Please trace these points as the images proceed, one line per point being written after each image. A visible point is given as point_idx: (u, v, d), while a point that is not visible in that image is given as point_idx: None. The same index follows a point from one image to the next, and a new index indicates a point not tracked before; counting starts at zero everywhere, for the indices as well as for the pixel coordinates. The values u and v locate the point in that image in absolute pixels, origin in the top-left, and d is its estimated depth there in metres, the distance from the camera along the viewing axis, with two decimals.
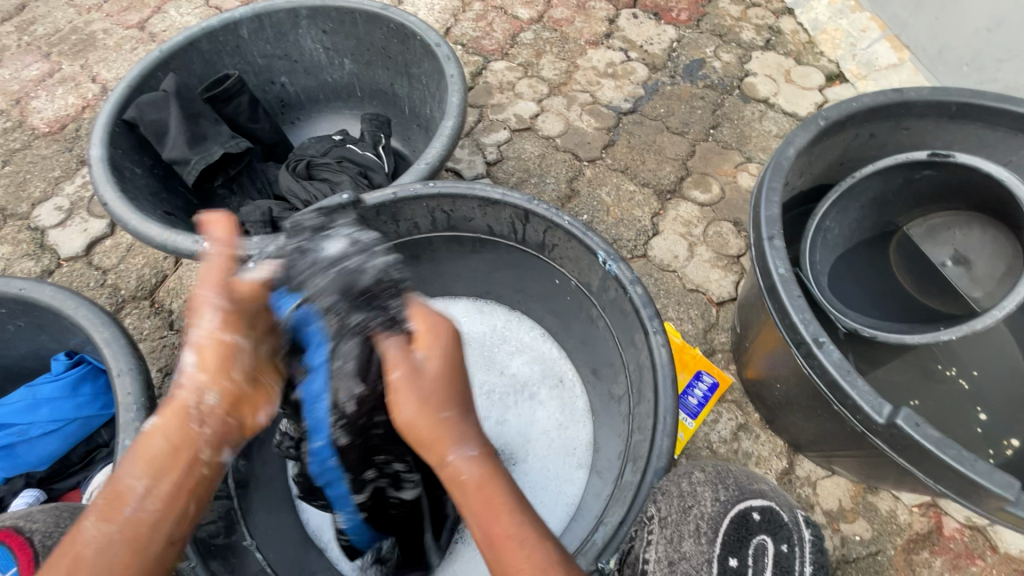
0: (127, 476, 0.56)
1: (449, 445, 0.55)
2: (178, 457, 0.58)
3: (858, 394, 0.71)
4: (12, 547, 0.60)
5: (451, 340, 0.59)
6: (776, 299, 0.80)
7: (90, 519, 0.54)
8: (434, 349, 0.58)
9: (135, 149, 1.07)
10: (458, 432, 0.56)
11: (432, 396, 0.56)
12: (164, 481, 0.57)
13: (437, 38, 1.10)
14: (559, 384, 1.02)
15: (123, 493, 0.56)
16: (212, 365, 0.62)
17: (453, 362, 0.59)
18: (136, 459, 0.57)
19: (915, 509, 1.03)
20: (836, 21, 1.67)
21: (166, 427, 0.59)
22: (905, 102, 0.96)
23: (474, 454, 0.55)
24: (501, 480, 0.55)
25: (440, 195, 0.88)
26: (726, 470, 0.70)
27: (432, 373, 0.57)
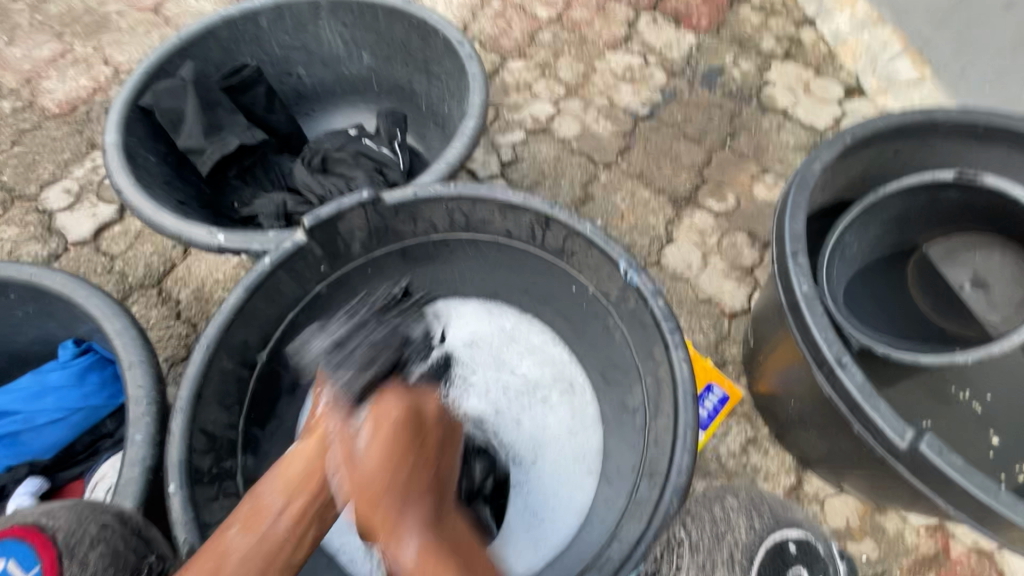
0: (269, 492, 0.60)
1: (393, 537, 0.56)
2: (314, 481, 0.60)
3: (881, 418, 0.70)
4: (34, 545, 0.59)
5: (394, 424, 0.64)
6: (799, 316, 0.79)
7: (233, 527, 0.58)
8: (374, 443, 0.62)
9: (149, 136, 1.05)
10: (401, 523, 0.57)
11: (370, 486, 0.59)
12: (298, 502, 0.59)
13: (459, 36, 1.08)
14: (569, 388, 1.00)
15: (265, 508, 0.59)
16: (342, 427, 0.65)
17: (389, 449, 0.61)
18: (280, 477, 0.61)
19: (923, 531, 1.02)
20: (858, 34, 1.65)
21: (309, 450, 0.62)
22: (932, 121, 0.95)
23: (414, 546, 0.56)
24: (446, 559, 0.55)
25: (460, 196, 0.86)
26: None
27: (363, 469, 0.60)
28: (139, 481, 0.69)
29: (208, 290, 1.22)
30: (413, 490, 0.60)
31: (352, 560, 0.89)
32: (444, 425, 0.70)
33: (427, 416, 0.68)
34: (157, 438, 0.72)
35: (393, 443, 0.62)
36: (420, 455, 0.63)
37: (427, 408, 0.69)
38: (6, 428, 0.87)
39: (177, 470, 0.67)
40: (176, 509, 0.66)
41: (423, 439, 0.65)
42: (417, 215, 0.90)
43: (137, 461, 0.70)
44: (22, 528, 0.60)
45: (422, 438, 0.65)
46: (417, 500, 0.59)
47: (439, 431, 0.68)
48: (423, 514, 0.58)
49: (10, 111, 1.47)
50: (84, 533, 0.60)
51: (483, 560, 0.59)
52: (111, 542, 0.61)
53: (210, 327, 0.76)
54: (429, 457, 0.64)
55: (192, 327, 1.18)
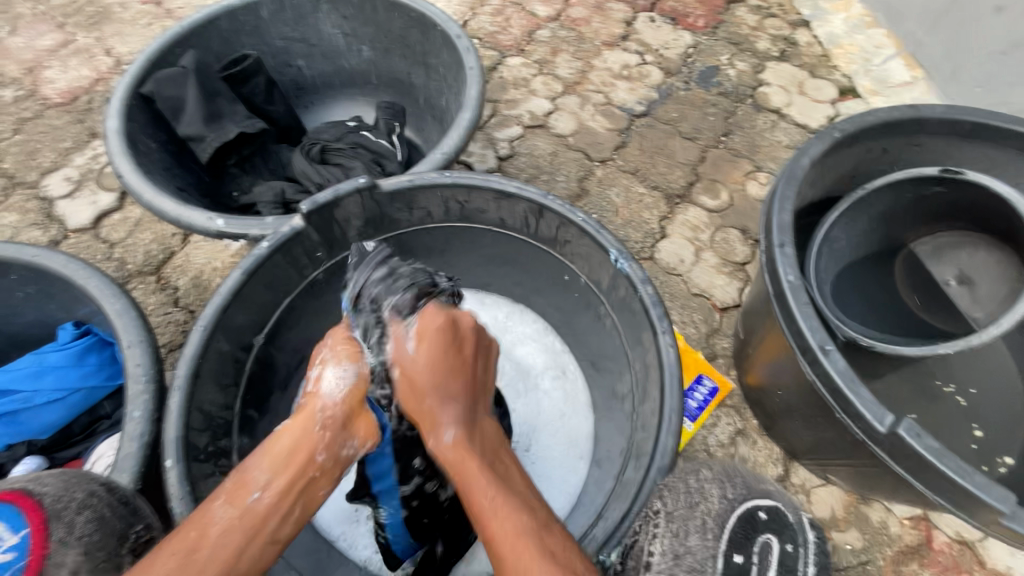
0: (253, 468, 0.62)
1: (434, 427, 0.67)
2: (297, 458, 0.63)
3: (861, 402, 0.72)
4: (22, 508, 0.61)
5: (438, 338, 0.71)
6: (784, 306, 0.81)
7: (217, 501, 0.59)
8: (421, 348, 0.71)
9: (150, 124, 1.07)
10: (441, 420, 0.67)
11: (419, 386, 0.69)
12: (282, 477, 0.62)
13: (458, 29, 1.10)
14: (560, 376, 1.02)
15: (249, 482, 0.61)
16: (305, 415, 0.67)
17: (437, 357, 0.70)
18: (266, 453, 0.64)
19: (907, 522, 1.04)
20: (852, 36, 1.67)
21: (294, 428, 0.66)
22: (919, 118, 0.97)
23: (450, 438, 0.66)
24: (478, 458, 0.64)
25: (456, 184, 0.88)
26: (733, 469, 0.69)
27: (408, 374, 0.71)
28: (136, 456, 0.70)
29: (206, 278, 1.24)
30: (456, 389, 0.69)
31: (351, 546, 0.89)
32: (482, 341, 0.76)
33: (467, 328, 0.74)
34: (156, 415, 0.73)
35: (434, 349, 0.71)
36: (456, 360, 0.71)
37: (465, 318, 0.75)
38: (4, 406, 0.88)
39: (173, 446, 0.69)
40: (173, 483, 0.68)
41: (461, 348, 0.73)
42: (412, 204, 0.91)
43: (135, 436, 0.71)
44: (9, 493, 0.62)
45: (460, 347, 0.72)
46: (452, 402, 0.69)
47: (476, 340, 0.75)
48: (463, 412, 0.68)
49: (12, 100, 1.48)
50: (71, 499, 0.62)
51: (512, 462, 0.67)
52: (97, 509, 0.63)
53: (209, 309, 0.77)
54: (467, 362, 0.72)
55: (190, 314, 1.20)
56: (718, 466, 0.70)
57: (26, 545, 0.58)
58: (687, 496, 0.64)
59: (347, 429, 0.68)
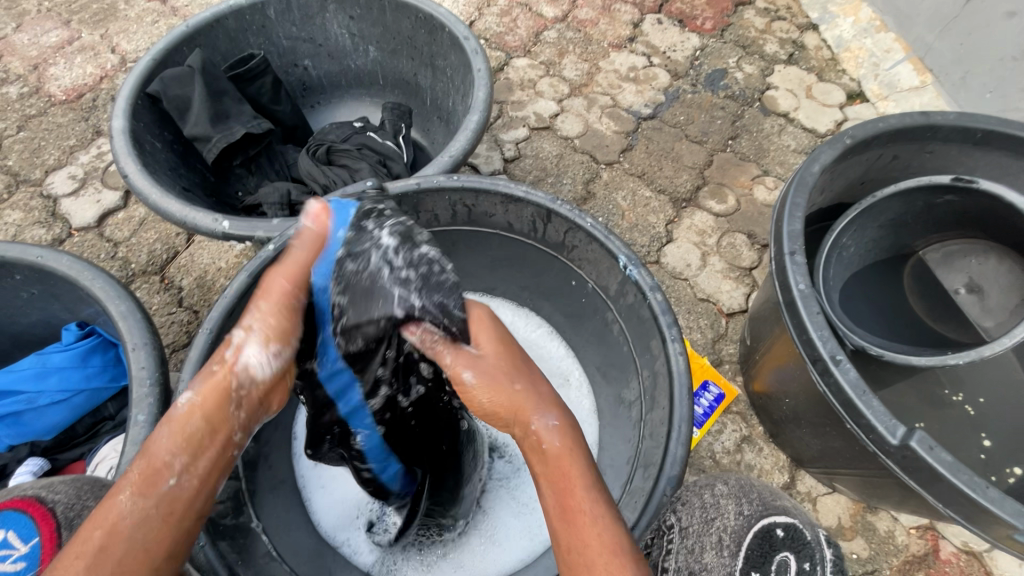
0: (163, 451, 0.54)
1: (532, 412, 0.57)
2: (214, 439, 0.56)
3: (872, 413, 0.71)
4: (34, 517, 0.59)
5: (489, 323, 0.62)
6: (795, 314, 0.80)
7: (124, 492, 0.52)
8: (488, 335, 0.61)
9: (155, 123, 1.06)
10: (538, 406, 0.58)
11: (500, 373, 0.59)
12: (202, 458, 0.55)
13: (466, 31, 1.09)
14: (564, 382, 1.01)
15: (161, 468, 0.53)
16: (220, 393, 0.56)
17: (502, 339, 0.62)
18: (173, 434, 0.54)
19: (913, 531, 1.03)
20: (861, 40, 1.66)
21: (204, 406, 0.56)
22: (931, 125, 0.96)
23: (554, 424, 0.58)
24: (579, 451, 0.58)
25: (463, 187, 0.87)
26: (750, 483, 0.72)
27: (486, 367, 0.59)
28: None
29: (211, 278, 1.23)
30: (536, 372, 0.61)
31: (356, 551, 0.88)
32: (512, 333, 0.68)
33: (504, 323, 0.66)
34: (160, 419, 0.73)
35: (493, 332, 0.62)
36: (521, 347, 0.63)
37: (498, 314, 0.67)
38: (9, 407, 0.87)
39: None
40: None
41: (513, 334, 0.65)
42: (419, 207, 0.90)
43: (139, 440, 0.70)
44: (20, 500, 0.60)
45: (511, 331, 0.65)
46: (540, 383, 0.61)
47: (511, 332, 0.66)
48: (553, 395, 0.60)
49: (17, 97, 1.48)
50: (84, 506, 0.62)
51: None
52: None
53: (214, 311, 0.77)
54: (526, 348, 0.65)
55: (194, 314, 1.19)
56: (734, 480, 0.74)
57: (37, 554, 0.57)
58: (702, 512, 0.70)
59: (266, 402, 0.60)
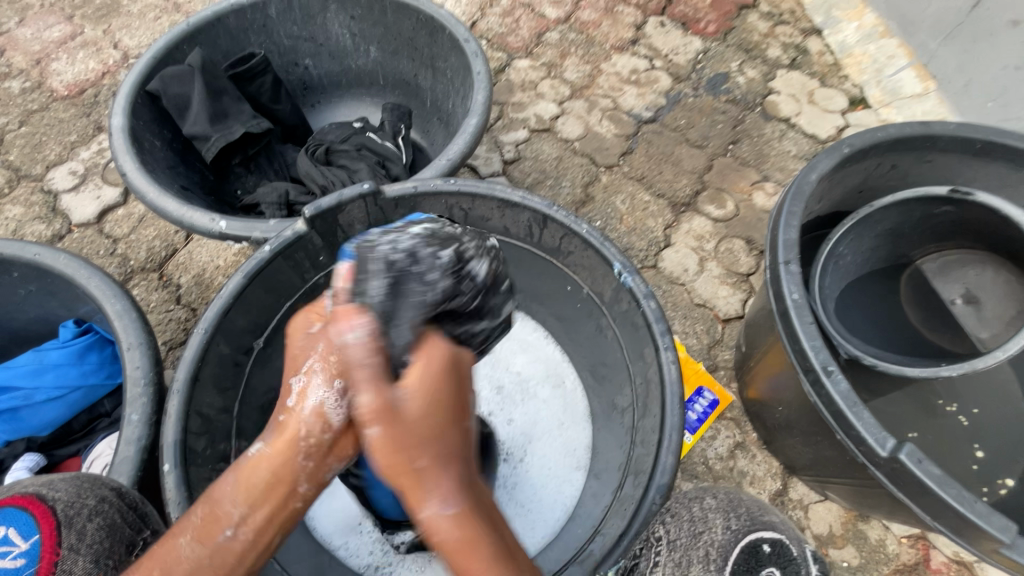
0: (225, 500, 0.53)
1: (426, 498, 0.49)
2: (274, 495, 0.52)
3: (863, 426, 0.71)
4: (35, 515, 0.59)
5: (433, 369, 0.53)
6: (788, 324, 0.80)
7: (186, 535, 0.53)
8: (420, 386, 0.52)
9: (155, 121, 1.06)
10: (431, 489, 0.49)
11: (406, 443, 0.50)
12: (258, 513, 0.52)
13: (466, 34, 1.09)
14: (559, 385, 1.02)
15: (220, 518, 0.52)
16: (282, 446, 0.53)
17: (432, 394, 0.52)
18: (238, 483, 0.53)
19: (904, 541, 1.04)
20: (864, 45, 1.66)
21: (272, 459, 0.53)
22: (930, 135, 0.95)
23: (450, 514, 0.49)
24: (480, 541, 0.50)
25: (460, 192, 0.87)
26: (737, 498, 0.72)
27: (389, 431, 0.50)
28: (133, 460, 0.70)
29: (209, 276, 1.24)
30: (453, 446, 0.52)
31: (351, 554, 0.89)
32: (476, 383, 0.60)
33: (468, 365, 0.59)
34: (154, 419, 0.73)
35: (430, 386, 0.53)
36: (463, 409, 0.54)
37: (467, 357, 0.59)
38: (5, 403, 0.88)
39: (171, 450, 0.68)
40: (170, 487, 0.67)
41: (464, 388, 0.56)
42: (416, 210, 0.90)
43: (133, 439, 0.71)
44: (22, 497, 0.60)
45: (464, 387, 0.56)
46: (454, 461, 0.51)
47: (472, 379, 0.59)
48: (462, 478, 0.51)
49: (19, 91, 1.48)
50: (83, 505, 0.61)
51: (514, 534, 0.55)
52: (108, 516, 0.62)
53: (209, 312, 0.77)
54: (471, 407, 0.56)
55: (192, 312, 1.20)
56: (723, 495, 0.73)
57: (37, 552, 0.57)
58: (690, 526, 0.70)
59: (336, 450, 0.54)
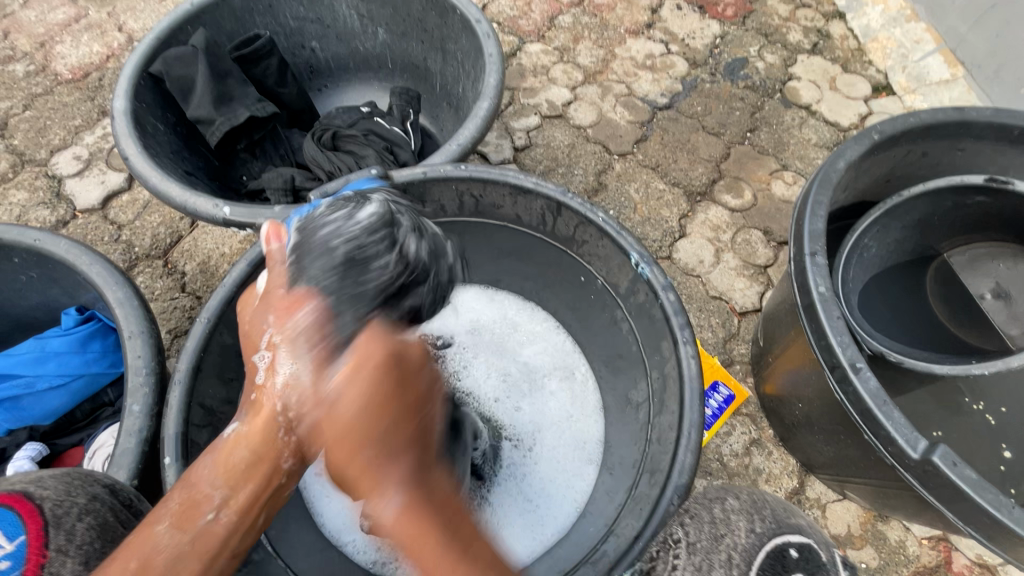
0: (203, 483, 0.50)
1: (370, 496, 0.45)
2: (257, 472, 0.50)
3: (893, 425, 0.68)
4: (20, 513, 0.54)
5: (370, 357, 0.48)
6: (813, 318, 0.76)
7: (163, 522, 0.49)
8: (351, 381, 0.47)
9: (158, 105, 1.03)
10: (375, 482, 0.44)
11: (344, 436, 0.46)
12: (241, 493, 0.49)
13: (478, 14, 1.05)
14: (570, 377, 0.99)
15: (199, 502, 0.49)
16: (259, 428, 0.50)
17: (365, 388, 0.47)
18: (216, 465, 0.50)
19: (925, 542, 1.01)
20: (890, 30, 1.59)
21: (250, 437, 0.50)
22: (965, 122, 0.90)
23: (395, 509, 0.43)
24: (433, 534, 0.43)
25: (471, 178, 0.84)
26: (761, 497, 0.61)
27: (330, 422, 0.47)
28: (134, 452, 0.68)
29: (214, 264, 1.22)
30: (393, 440, 0.46)
31: (357, 550, 0.86)
32: (435, 371, 0.53)
33: (418, 356, 0.51)
34: (155, 410, 0.71)
35: (365, 375, 0.47)
36: (408, 400, 0.48)
37: (418, 347, 0.53)
38: (7, 392, 0.87)
39: (173, 443, 0.66)
40: (171, 481, 0.65)
41: (412, 381, 0.49)
42: (426, 196, 0.87)
43: (134, 431, 0.69)
44: (6, 495, 0.55)
45: (411, 376, 0.49)
46: (398, 455, 0.46)
47: (429, 368, 0.52)
48: (407, 471, 0.45)
49: (23, 75, 1.46)
50: (73, 503, 0.58)
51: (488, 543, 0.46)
52: (99, 516, 0.59)
53: (212, 301, 0.74)
54: (419, 402, 0.49)
55: (196, 300, 1.18)
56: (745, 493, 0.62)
57: (22, 553, 0.51)
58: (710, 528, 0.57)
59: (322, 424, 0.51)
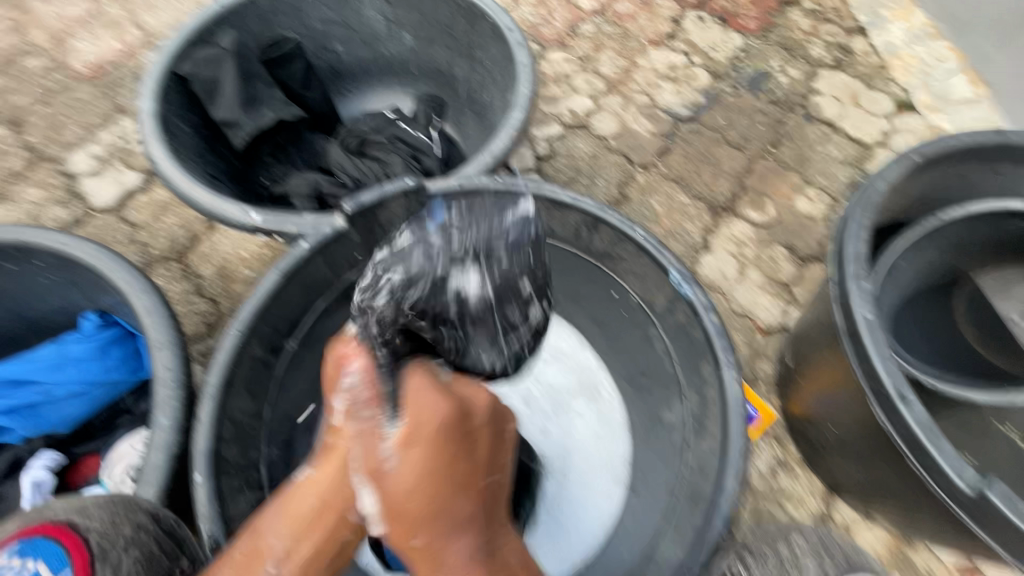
0: (270, 531, 0.57)
1: (434, 565, 0.54)
2: (322, 520, 0.58)
3: (943, 458, 0.68)
4: (66, 547, 0.54)
5: (424, 437, 0.56)
6: (857, 343, 0.75)
7: (225, 572, 0.55)
8: (405, 454, 0.55)
9: (184, 106, 1.01)
10: (438, 551, 0.54)
11: (405, 513, 0.54)
12: (302, 545, 0.57)
13: (509, 22, 1.03)
14: (595, 395, 0.95)
15: (264, 550, 0.56)
16: (322, 482, 0.58)
17: (424, 463, 0.55)
18: (285, 516, 0.58)
19: (953, 569, 0.99)
20: (913, 47, 1.58)
21: (319, 485, 0.58)
22: (1005, 145, 0.89)
23: (463, 569, 0.53)
24: None
25: (506, 190, 0.82)
26: (827, 538, 0.72)
27: (396, 489, 0.55)
28: (162, 468, 0.66)
29: (232, 268, 1.19)
30: (454, 500, 0.55)
31: None
32: (495, 427, 0.62)
33: (472, 421, 0.59)
34: (184, 424, 0.69)
35: (424, 452, 0.55)
36: (467, 462, 0.57)
37: (475, 403, 0.61)
38: (25, 398, 0.85)
39: (202, 460, 0.65)
40: (202, 500, 0.64)
41: (465, 442, 0.58)
42: None
43: (163, 446, 0.67)
44: (53, 526, 0.55)
45: (468, 440, 0.58)
46: (456, 526, 0.54)
47: (486, 429, 0.61)
48: (470, 536, 0.54)
49: (38, 70, 1.44)
50: (118, 535, 0.56)
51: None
52: (145, 546, 0.57)
53: (244, 311, 0.72)
54: (471, 467, 0.57)
55: (214, 305, 1.16)
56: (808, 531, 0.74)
57: None
58: (779, 566, 0.68)
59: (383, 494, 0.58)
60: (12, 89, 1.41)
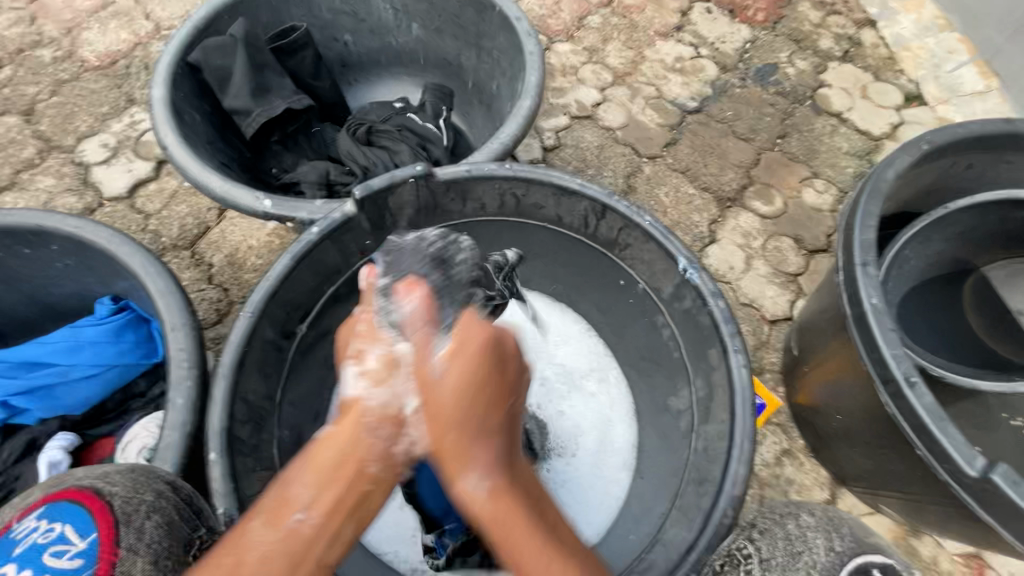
0: (295, 482, 0.50)
1: (463, 470, 0.52)
2: (346, 470, 0.51)
3: (951, 443, 0.68)
4: (91, 511, 0.54)
5: (473, 347, 0.55)
6: (864, 329, 0.76)
7: (255, 519, 0.49)
8: (453, 361, 0.54)
9: (195, 93, 1.03)
10: (470, 461, 0.52)
11: (443, 419, 0.52)
12: (326, 494, 0.49)
13: (518, 11, 1.03)
14: (602, 381, 0.97)
15: (291, 500, 0.49)
16: (347, 431, 0.52)
17: (470, 376, 0.54)
18: (307, 464, 0.51)
19: (959, 559, 1.00)
20: (922, 38, 1.57)
21: (339, 435, 0.52)
22: (1015, 134, 0.89)
23: (484, 484, 0.51)
24: (519, 505, 0.51)
25: (515, 177, 0.82)
26: (839, 518, 0.68)
27: (436, 402, 0.53)
28: (179, 445, 0.67)
29: (242, 256, 1.21)
30: (488, 417, 0.54)
31: (398, 558, 0.87)
32: (519, 362, 0.60)
33: (506, 345, 0.58)
34: (198, 404, 0.70)
35: (470, 365, 0.54)
36: (500, 388, 0.56)
37: (505, 338, 0.59)
38: (39, 380, 0.86)
39: (217, 438, 0.66)
40: (216, 476, 0.65)
41: (500, 366, 0.56)
42: (466, 195, 0.86)
43: (178, 424, 0.68)
44: (78, 493, 0.56)
45: (510, 367, 0.57)
46: (489, 441, 0.53)
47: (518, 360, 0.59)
48: (501, 447, 0.53)
49: (50, 60, 1.45)
50: (141, 500, 0.57)
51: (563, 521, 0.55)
52: (166, 513, 0.58)
53: (256, 294, 0.73)
54: (507, 391, 0.56)
55: (224, 293, 1.17)
56: (819, 510, 0.69)
57: (94, 552, 0.51)
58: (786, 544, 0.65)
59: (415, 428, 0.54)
60: (25, 79, 1.42)
